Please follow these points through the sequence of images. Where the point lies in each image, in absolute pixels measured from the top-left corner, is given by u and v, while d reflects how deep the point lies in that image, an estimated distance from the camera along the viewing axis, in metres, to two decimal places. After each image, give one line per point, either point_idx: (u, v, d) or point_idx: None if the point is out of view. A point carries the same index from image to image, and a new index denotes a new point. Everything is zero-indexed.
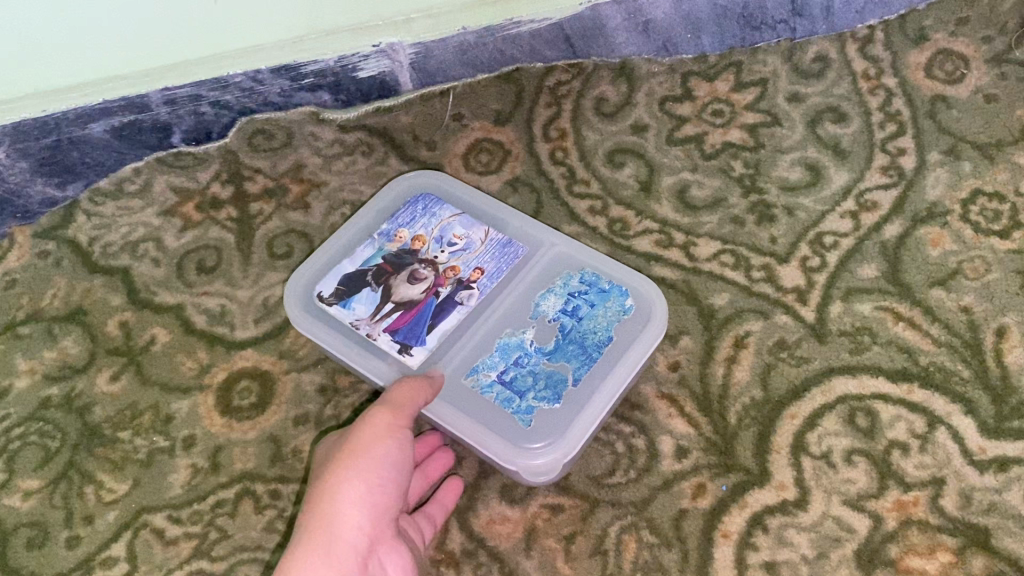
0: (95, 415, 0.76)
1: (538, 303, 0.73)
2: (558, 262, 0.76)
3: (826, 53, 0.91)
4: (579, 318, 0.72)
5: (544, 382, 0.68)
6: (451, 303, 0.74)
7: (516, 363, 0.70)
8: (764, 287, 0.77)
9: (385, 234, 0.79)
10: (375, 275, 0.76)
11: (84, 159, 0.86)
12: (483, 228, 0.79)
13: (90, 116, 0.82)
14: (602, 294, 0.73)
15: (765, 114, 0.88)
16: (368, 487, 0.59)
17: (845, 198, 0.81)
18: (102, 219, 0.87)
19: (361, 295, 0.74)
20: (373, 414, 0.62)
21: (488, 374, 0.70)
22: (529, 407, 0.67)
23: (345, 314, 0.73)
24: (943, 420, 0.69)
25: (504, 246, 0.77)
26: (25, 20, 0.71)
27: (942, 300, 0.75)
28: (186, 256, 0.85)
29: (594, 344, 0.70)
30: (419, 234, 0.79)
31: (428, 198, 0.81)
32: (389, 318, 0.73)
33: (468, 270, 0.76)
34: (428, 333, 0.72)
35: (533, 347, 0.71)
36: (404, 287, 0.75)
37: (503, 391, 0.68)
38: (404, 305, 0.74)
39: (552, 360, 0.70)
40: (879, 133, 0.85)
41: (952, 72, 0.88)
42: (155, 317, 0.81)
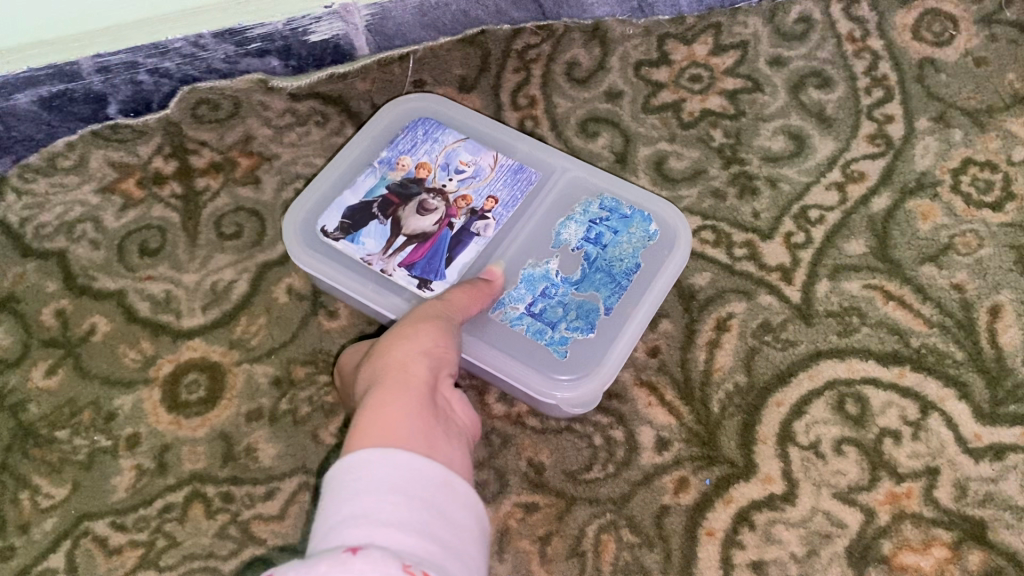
0: (31, 413, 0.70)
1: (559, 232, 0.70)
2: (575, 185, 0.72)
3: (809, 13, 0.86)
4: (603, 245, 0.69)
5: (575, 312, 0.66)
6: (468, 235, 0.69)
7: (544, 295, 0.67)
8: (747, 265, 0.73)
9: (385, 162, 0.72)
10: (381, 206, 0.70)
11: (11, 132, 0.79)
12: (491, 154, 0.74)
13: (14, 86, 0.75)
14: (625, 220, 0.70)
15: (745, 79, 0.83)
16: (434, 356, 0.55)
17: (831, 169, 0.77)
18: (34, 198, 0.80)
19: (369, 228, 0.69)
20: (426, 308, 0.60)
21: (516, 307, 0.66)
22: (560, 340, 0.64)
23: (355, 249, 0.68)
24: (936, 405, 0.65)
25: (516, 172, 0.73)
26: None
27: (933, 278, 0.71)
28: (126, 237, 0.78)
29: (622, 273, 0.67)
30: (423, 162, 0.73)
31: (428, 122, 0.75)
32: (403, 252, 0.68)
33: (481, 199, 0.71)
34: (447, 267, 0.68)
35: (559, 278, 0.67)
36: (414, 218, 0.70)
37: (533, 323, 0.65)
38: (417, 238, 0.69)
39: (581, 290, 0.67)
40: (865, 99, 0.81)
41: (941, 33, 0.83)
42: (95, 305, 0.75)
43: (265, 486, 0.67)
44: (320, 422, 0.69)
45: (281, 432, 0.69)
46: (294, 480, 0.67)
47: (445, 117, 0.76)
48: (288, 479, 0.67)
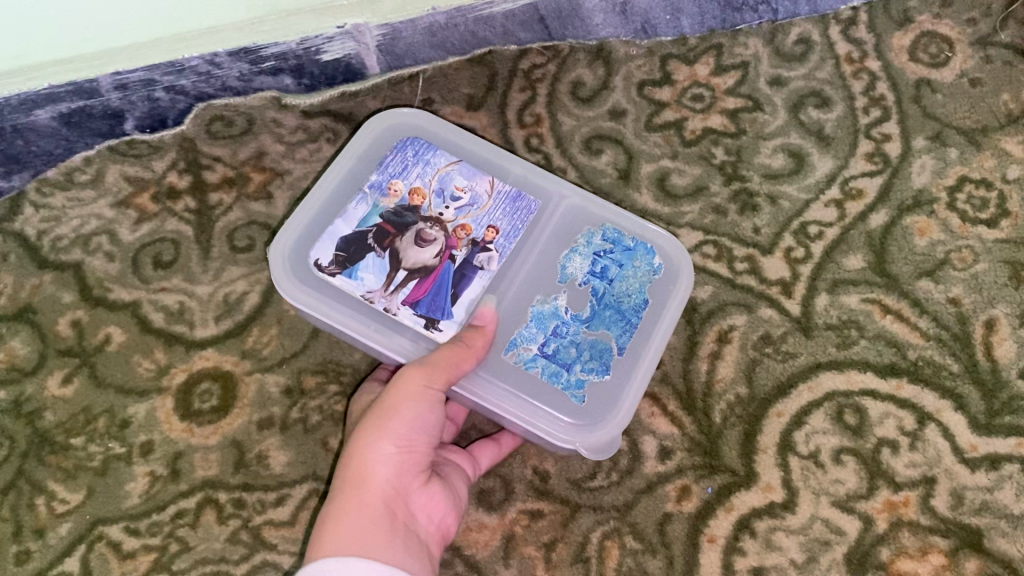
0: (46, 421, 0.72)
1: (564, 265, 0.69)
2: (575, 214, 0.72)
3: (809, 35, 0.87)
4: (609, 280, 0.69)
5: (589, 353, 0.66)
6: (472, 269, 0.68)
7: (556, 334, 0.66)
8: (748, 279, 0.74)
9: (376, 187, 0.70)
10: (377, 237, 0.68)
11: (30, 147, 0.80)
12: (488, 179, 0.72)
13: (34, 102, 0.76)
14: (629, 252, 0.70)
15: (746, 99, 0.84)
16: (405, 444, 0.58)
17: (830, 185, 0.79)
18: (52, 212, 0.82)
19: (367, 262, 0.66)
20: (409, 373, 0.59)
21: (529, 347, 0.66)
22: (576, 384, 0.65)
23: (354, 286, 0.66)
24: (933, 417, 0.67)
25: (515, 199, 0.72)
26: None
27: (930, 292, 0.73)
28: (141, 250, 0.80)
29: (632, 310, 0.68)
30: (416, 187, 0.70)
31: (416, 141, 0.73)
32: (406, 289, 0.66)
33: (482, 229, 0.70)
34: (453, 305, 0.66)
35: (570, 316, 0.67)
36: (413, 250, 0.68)
37: (548, 365, 0.65)
38: (419, 273, 0.67)
39: (592, 328, 0.67)
40: (863, 118, 0.82)
41: (937, 54, 0.85)
42: (110, 315, 0.77)
43: (276, 493, 0.69)
44: (331, 430, 0.71)
45: (292, 439, 0.71)
46: (305, 487, 0.69)
47: (435, 136, 0.74)
48: (299, 486, 0.69)
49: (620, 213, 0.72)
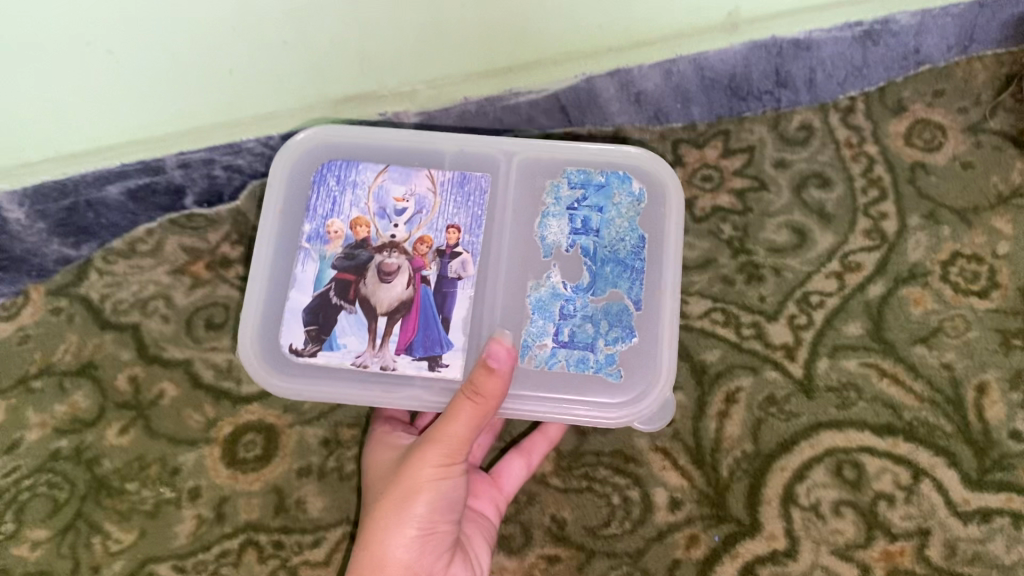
0: (104, 467, 0.82)
1: (543, 235, 0.71)
2: (529, 168, 0.73)
3: (809, 122, 0.92)
4: (595, 231, 0.71)
5: (607, 321, 0.69)
6: (450, 283, 0.69)
7: (564, 316, 0.69)
8: (753, 343, 0.81)
9: (315, 237, 0.69)
10: (340, 292, 0.68)
11: (100, 220, 0.88)
12: (424, 173, 0.72)
13: (107, 178, 0.83)
14: (602, 191, 0.73)
15: (752, 180, 0.90)
16: (427, 519, 0.64)
17: (830, 259, 0.85)
18: (114, 278, 0.90)
19: (342, 326, 0.68)
20: (428, 452, 0.63)
21: (544, 342, 0.69)
22: (608, 360, 0.69)
23: (340, 357, 0.67)
24: (927, 472, 0.76)
25: (461, 182, 0.72)
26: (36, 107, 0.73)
27: (924, 356, 0.80)
28: (195, 313, 0.88)
29: (628, 255, 0.71)
30: (356, 218, 0.70)
31: (336, 165, 0.72)
32: (394, 337, 0.68)
33: (443, 235, 0.70)
34: (448, 331, 0.68)
35: (570, 290, 0.70)
36: (381, 289, 0.68)
37: (571, 352, 0.68)
38: (399, 313, 0.68)
39: (598, 295, 0.70)
40: (861, 198, 0.89)
41: (930, 140, 0.91)
42: (164, 372, 0.85)
43: (313, 535, 0.79)
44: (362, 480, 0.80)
45: (328, 487, 0.80)
46: (339, 530, 0.79)
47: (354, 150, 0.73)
48: (333, 529, 0.79)
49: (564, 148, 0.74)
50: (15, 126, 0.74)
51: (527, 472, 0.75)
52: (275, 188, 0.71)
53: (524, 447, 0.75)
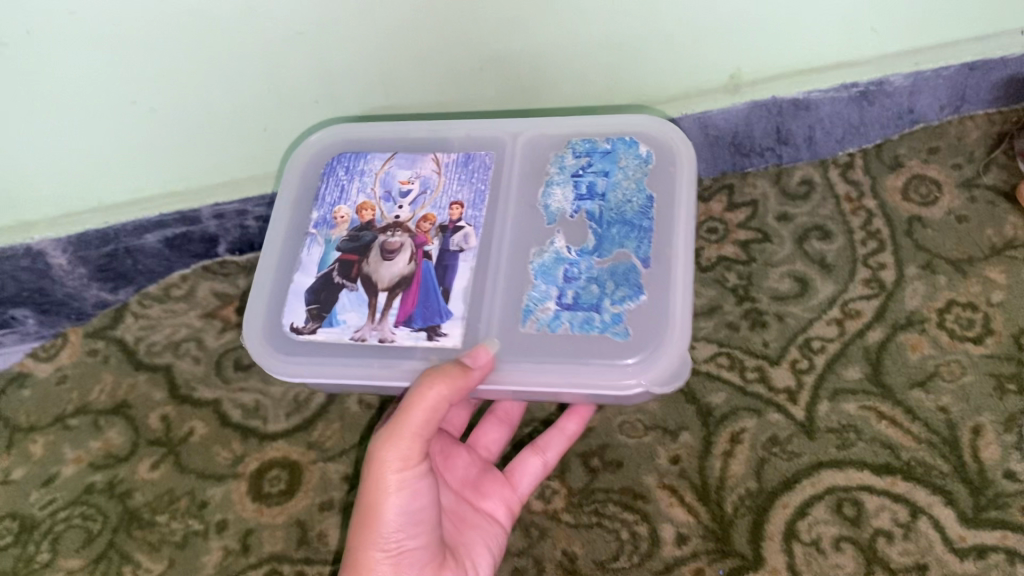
0: (136, 500, 0.86)
1: (547, 203, 0.74)
2: (534, 144, 0.77)
3: (810, 177, 0.97)
4: (600, 195, 0.73)
5: (613, 281, 0.69)
6: (452, 256, 0.71)
7: (568, 279, 0.70)
8: (757, 387, 0.85)
9: (321, 223, 0.74)
10: (342, 271, 0.72)
11: (137, 266, 0.94)
12: (429, 159, 0.77)
13: (146, 227, 0.90)
14: (608, 158, 0.75)
15: (756, 232, 0.95)
16: (401, 527, 0.66)
17: (831, 307, 0.89)
18: (149, 321, 0.95)
19: (342, 302, 0.70)
20: (381, 451, 0.65)
21: (548, 307, 0.69)
22: (614, 319, 0.67)
23: (340, 332, 0.69)
24: (924, 510, 0.78)
25: (466, 163, 0.76)
26: (87, 155, 0.81)
27: (921, 400, 0.83)
28: (225, 354, 0.93)
29: (636, 215, 0.71)
30: (363, 203, 0.75)
31: (347, 158, 0.78)
32: (394, 310, 0.69)
33: (447, 211, 0.74)
34: (448, 301, 0.69)
35: (574, 253, 0.71)
36: (383, 266, 0.71)
37: (576, 314, 0.68)
38: (400, 287, 0.70)
39: (604, 256, 0.70)
40: (861, 249, 0.93)
41: (926, 195, 0.95)
42: (195, 411, 0.90)
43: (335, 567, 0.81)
44: None
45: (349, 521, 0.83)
46: None
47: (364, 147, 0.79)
48: None
49: (570, 125, 0.77)
50: (65, 176, 0.82)
51: (543, 468, 0.78)
52: (289, 181, 0.78)
53: (538, 445, 0.78)
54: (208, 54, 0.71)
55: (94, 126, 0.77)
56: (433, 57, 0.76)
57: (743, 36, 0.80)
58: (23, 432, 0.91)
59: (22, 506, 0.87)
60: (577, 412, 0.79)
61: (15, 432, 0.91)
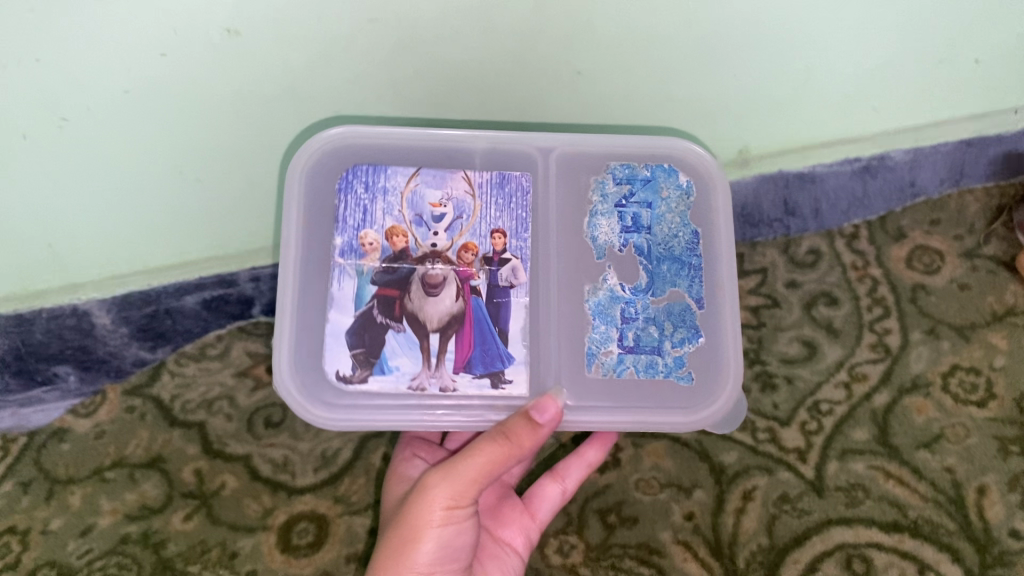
0: (169, 550, 0.91)
1: (594, 235, 0.77)
2: (568, 165, 0.78)
3: (817, 247, 1.01)
4: (647, 229, 0.77)
5: (671, 322, 0.75)
6: (501, 292, 0.74)
7: (627, 320, 0.75)
8: (768, 446, 0.90)
9: (348, 251, 0.73)
10: (383, 309, 0.73)
11: (176, 326, 0.98)
12: (459, 177, 0.76)
13: (186, 289, 0.95)
14: (650, 186, 0.78)
15: (765, 297, 0.99)
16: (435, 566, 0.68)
17: (839, 370, 0.94)
18: (184, 379, 0.99)
19: (392, 345, 0.72)
20: (437, 490, 0.67)
21: (610, 348, 0.74)
22: (676, 364, 0.74)
23: (395, 378, 0.72)
24: (932, 567, 0.84)
25: (500, 185, 0.77)
26: (133, 219, 0.87)
27: (927, 461, 0.89)
28: (255, 411, 0.98)
29: (684, 252, 0.77)
30: (391, 227, 0.74)
31: (361, 171, 0.75)
32: (450, 355, 0.72)
33: (489, 241, 0.75)
34: (507, 343, 0.73)
35: (629, 292, 0.75)
36: (429, 304, 0.73)
37: (639, 357, 0.74)
38: (452, 328, 0.73)
39: (658, 297, 0.76)
40: (867, 315, 0.97)
41: (929, 265, 1.00)
42: (226, 465, 0.95)
43: None
44: None
45: None
46: None
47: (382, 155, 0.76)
48: None
49: (604, 143, 0.78)
50: (112, 237, 0.88)
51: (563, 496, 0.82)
52: (296, 200, 0.74)
53: (558, 472, 0.82)
54: (249, 125, 0.80)
55: (145, 195, 0.85)
56: (437, 111, 0.83)
57: (748, 113, 0.86)
58: (62, 484, 0.95)
59: (60, 555, 0.92)
60: (598, 440, 0.82)
61: (55, 484, 0.95)
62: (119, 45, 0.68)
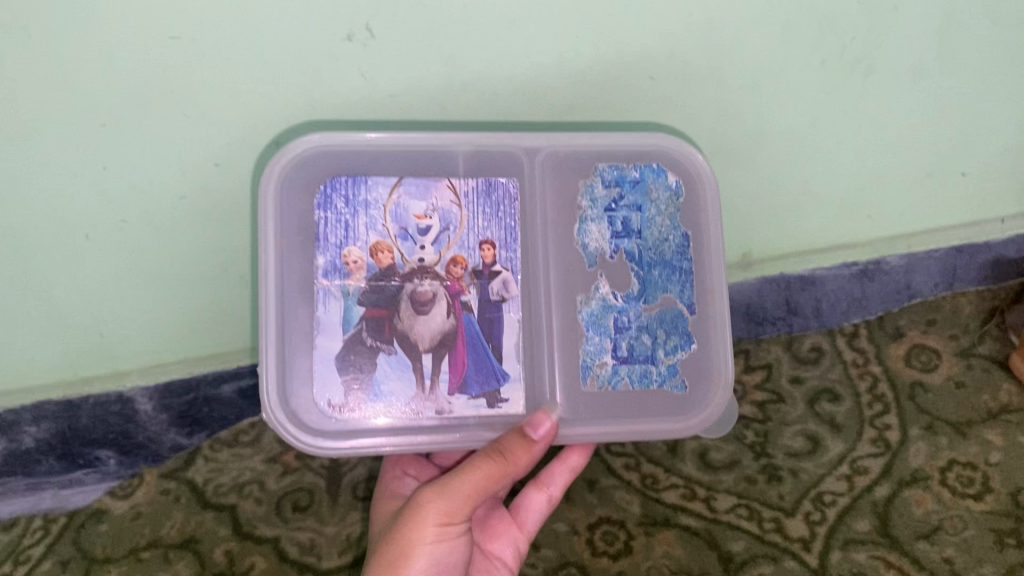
0: None
1: (586, 242, 0.77)
2: (556, 167, 0.77)
3: (820, 344, 1.07)
4: (638, 233, 0.77)
5: (664, 331, 0.77)
6: (493, 308, 0.75)
7: (620, 331, 0.77)
8: (774, 535, 0.94)
9: (332, 272, 0.73)
10: (372, 331, 0.73)
11: (212, 413, 1.04)
12: (443, 186, 0.75)
13: (224, 377, 1.03)
14: (638, 187, 0.78)
15: (771, 393, 1.04)
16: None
17: (841, 463, 0.99)
18: (217, 463, 1.05)
19: (382, 369, 0.73)
20: (432, 508, 0.70)
21: (605, 361, 0.77)
22: (671, 372, 0.77)
23: (389, 403, 0.73)
24: None
25: (484, 196, 0.76)
26: (181, 310, 0.95)
27: (927, 552, 0.93)
28: (284, 495, 1.03)
29: (674, 256, 0.78)
30: (375, 243, 0.73)
31: (343, 180, 0.73)
32: (443, 377, 0.74)
33: (478, 253, 0.75)
34: (500, 360, 0.75)
35: (621, 301, 0.77)
36: (418, 323, 0.74)
37: (635, 369, 0.77)
38: (444, 348, 0.74)
39: (650, 305, 0.77)
40: (868, 410, 1.02)
41: (927, 362, 1.05)
42: (256, 547, 1.00)
43: None
44: None
45: None
46: None
47: (354, 159, 0.74)
48: None
49: (589, 150, 0.78)
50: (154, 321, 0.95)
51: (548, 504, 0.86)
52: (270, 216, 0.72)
53: (542, 481, 0.86)
54: None
55: (189, 283, 0.92)
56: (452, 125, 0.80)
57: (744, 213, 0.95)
58: (99, 563, 0.99)
59: None
60: (580, 448, 0.84)
61: (92, 562, 0.99)
62: (194, 155, 0.77)
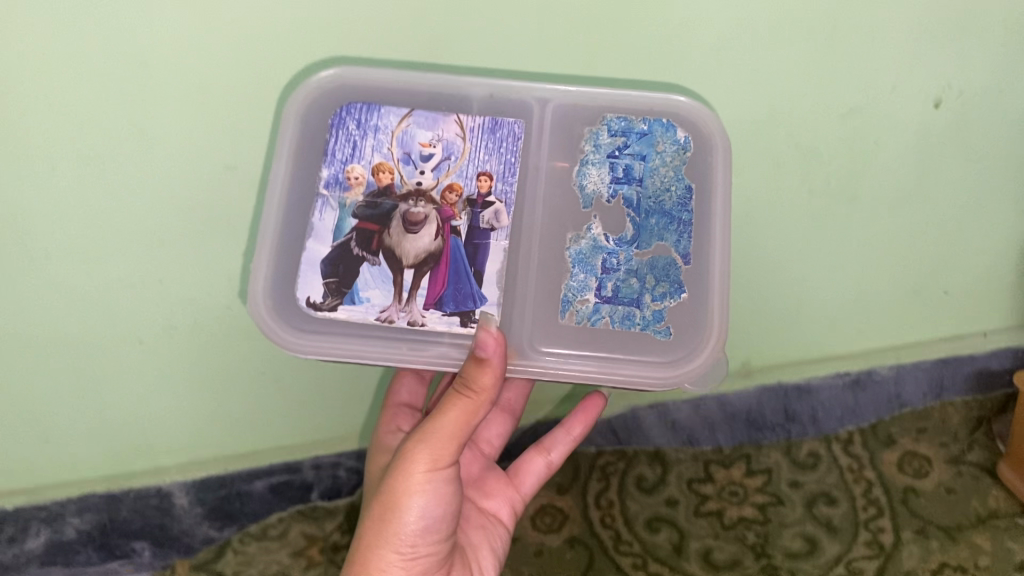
0: None
1: (583, 184, 0.77)
2: (564, 111, 0.78)
3: (816, 450, 1.13)
4: (638, 180, 0.76)
5: (652, 275, 0.74)
6: (482, 234, 0.74)
7: (607, 272, 0.74)
8: None
9: (333, 184, 0.74)
10: (361, 242, 0.72)
11: (244, 507, 1.11)
12: (451, 119, 0.76)
13: (257, 474, 1.09)
14: (646, 138, 0.78)
15: (771, 495, 1.12)
16: (426, 523, 0.74)
17: (837, 565, 1.09)
18: (246, 557, 1.12)
19: (366, 278, 0.71)
20: (418, 454, 0.71)
21: (587, 300, 0.73)
22: (655, 318, 0.73)
23: (364, 310, 0.71)
24: None
25: (491, 128, 0.77)
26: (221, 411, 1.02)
27: None
28: None
29: (674, 206, 0.76)
30: (379, 164, 0.75)
31: (358, 108, 0.77)
32: (422, 292, 0.71)
33: (475, 182, 0.75)
34: (479, 284, 0.72)
35: (613, 243, 0.75)
36: (407, 241, 0.73)
37: (616, 309, 0.73)
38: (427, 266, 0.72)
39: (642, 250, 0.75)
40: (862, 514, 1.11)
41: (918, 468, 1.13)
42: None
43: None
44: None
45: None
46: None
47: (369, 92, 0.77)
48: None
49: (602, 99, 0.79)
50: (196, 428, 1.03)
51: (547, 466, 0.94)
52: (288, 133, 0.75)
53: (544, 446, 0.93)
54: None
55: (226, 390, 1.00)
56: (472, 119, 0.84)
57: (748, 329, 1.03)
58: None
59: None
60: (582, 417, 0.92)
61: None
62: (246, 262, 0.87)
